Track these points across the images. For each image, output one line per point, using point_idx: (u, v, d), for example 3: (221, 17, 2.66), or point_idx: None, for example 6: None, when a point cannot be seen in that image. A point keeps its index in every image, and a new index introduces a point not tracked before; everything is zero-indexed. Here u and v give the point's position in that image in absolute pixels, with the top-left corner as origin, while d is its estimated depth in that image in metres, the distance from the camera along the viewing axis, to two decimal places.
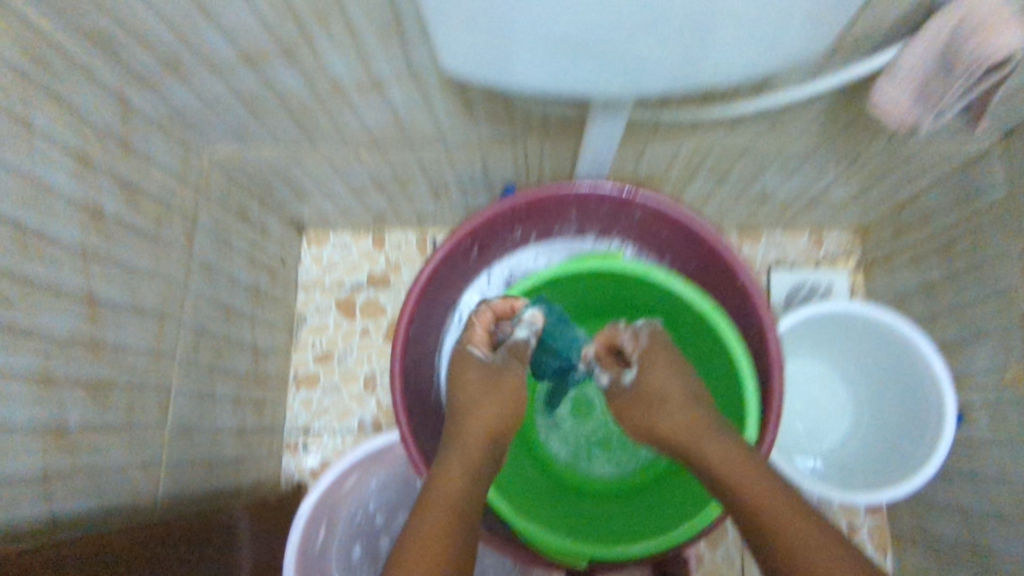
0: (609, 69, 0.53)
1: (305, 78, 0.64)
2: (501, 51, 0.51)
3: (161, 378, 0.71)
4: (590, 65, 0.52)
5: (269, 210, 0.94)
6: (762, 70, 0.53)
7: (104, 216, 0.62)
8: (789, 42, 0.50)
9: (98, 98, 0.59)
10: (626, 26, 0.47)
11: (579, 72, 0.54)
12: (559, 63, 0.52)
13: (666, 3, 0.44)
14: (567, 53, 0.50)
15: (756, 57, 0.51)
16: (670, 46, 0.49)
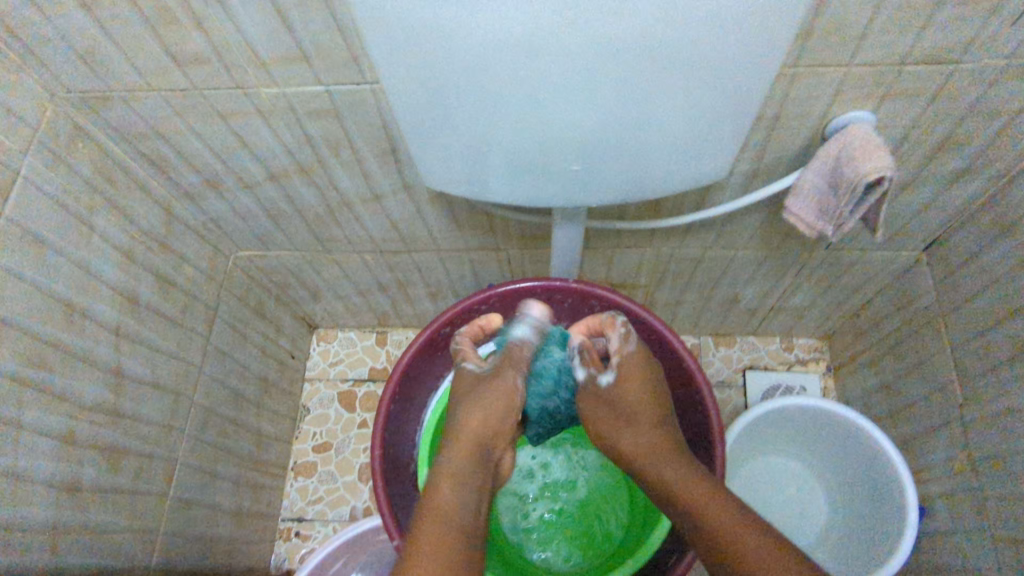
0: (558, 184, 0.63)
1: (319, 193, 0.76)
2: (467, 171, 0.63)
3: (169, 451, 0.79)
4: (541, 180, 0.63)
5: (284, 308, 1.05)
6: (686, 184, 0.64)
7: (138, 302, 0.73)
8: (701, 161, 0.61)
9: (146, 206, 0.73)
10: (558, 146, 0.57)
11: (535, 188, 0.64)
12: (516, 179, 0.63)
13: (583, 127, 0.55)
14: (524, 171, 0.61)
15: (677, 173, 0.62)
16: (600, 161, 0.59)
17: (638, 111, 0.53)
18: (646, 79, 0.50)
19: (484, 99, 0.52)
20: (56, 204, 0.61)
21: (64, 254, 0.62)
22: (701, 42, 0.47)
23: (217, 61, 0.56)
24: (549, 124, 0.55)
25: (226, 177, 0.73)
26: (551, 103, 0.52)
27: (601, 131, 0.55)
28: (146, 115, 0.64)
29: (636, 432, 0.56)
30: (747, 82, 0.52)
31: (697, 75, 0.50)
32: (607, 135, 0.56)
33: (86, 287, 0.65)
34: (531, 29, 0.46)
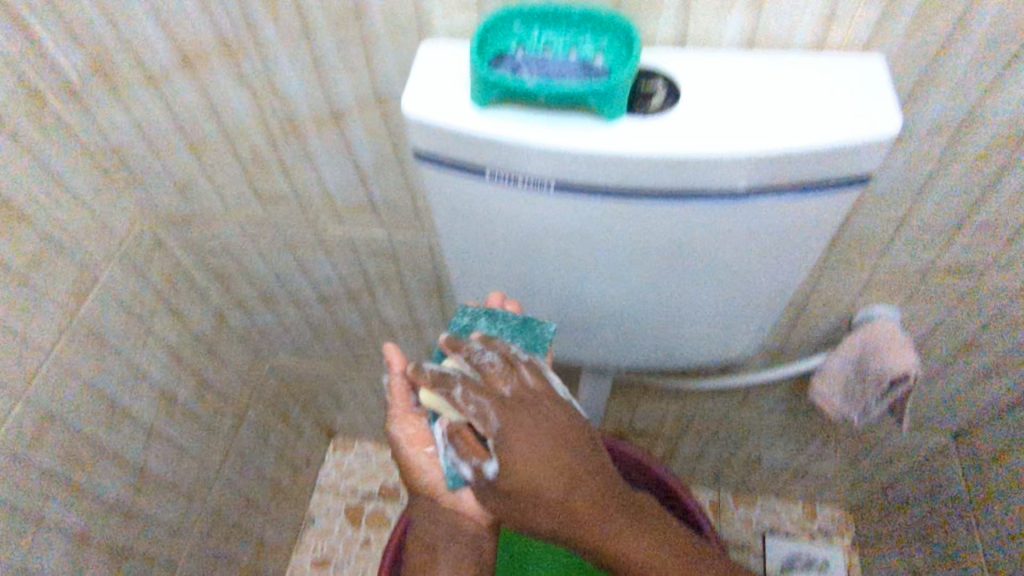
0: (600, 345, 0.62)
1: (364, 317, 0.80)
2: None
3: (174, 553, 0.79)
4: (584, 342, 0.62)
5: (308, 414, 1.07)
6: (728, 350, 0.62)
7: (175, 403, 0.76)
8: (743, 330, 0.59)
9: (201, 312, 0.78)
10: (604, 313, 0.57)
11: (575, 347, 0.63)
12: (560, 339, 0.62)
13: (633, 302, 0.55)
14: (563, 329, 0.61)
15: (719, 341, 0.61)
16: (646, 329, 0.58)
17: (681, 289, 0.52)
18: (687, 268, 0.49)
19: (531, 265, 0.53)
20: (123, 308, 0.66)
21: (120, 356, 0.66)
22: (747, 251, 0.46)
23: (295, 201, 0.62)
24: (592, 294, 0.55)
25: (280, 294, 0.78)
26: (591, 276, 0.52)
27: (640, 302, 0.54)
28: (221, 236, 0.70)
29: (542, 447, 0.48)
30: (797, 276, 0.51)
31: (739, 270, 0.49)
32: (646, 306, 0.55)
33: (132, 387, 0.69)
34: (576, 227, 0.46)
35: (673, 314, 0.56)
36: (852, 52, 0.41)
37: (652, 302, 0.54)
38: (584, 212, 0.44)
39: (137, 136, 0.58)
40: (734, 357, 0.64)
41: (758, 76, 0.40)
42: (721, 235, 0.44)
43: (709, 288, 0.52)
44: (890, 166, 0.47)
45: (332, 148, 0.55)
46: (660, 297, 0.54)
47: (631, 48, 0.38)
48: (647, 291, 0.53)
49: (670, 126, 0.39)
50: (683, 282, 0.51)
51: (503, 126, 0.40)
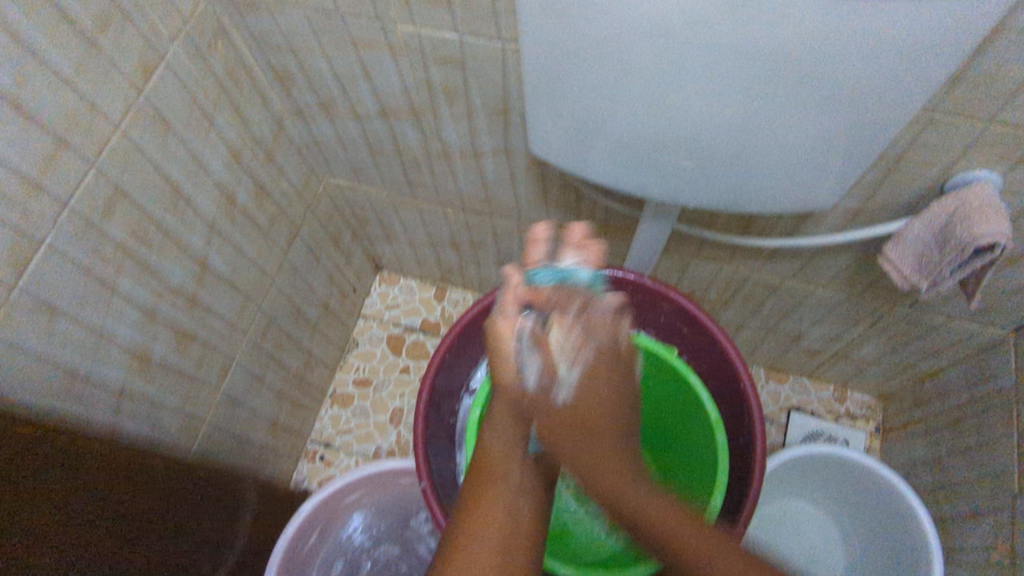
0: (668, 179, 0.60)
1: (422, 139, 0.78)
2: (580, 149, 0.61)
3: (231, 347, 0.84)
4: (652, 173, 0.60)
5: (358, 243, 1.09)
6: (799, 203, 0.60)
7: (235, 204, 0.77)
8: (822, 186, 0.57)
9: (262, 116, 0.77)
10: (683, 138, 0.54)
11: (642, 180, 0.61)
12: (626, 170, 0.60)
13: (716, 124, 0.52)
14: (631, 165, 0.59)
15: (793, 189, 0.58)
16: (720, 163, 0.56)
17: (773, 116, 0.50)
18: (789, 84, 0.47)
19: (618, 80, 0.51)
20: (187, 96, 0.65)
21: (184, 143, 0.66)
22: (857, 62, 0.45)
23: None
24: (680, 119, 0.52)
25: (340, 104, 0.76)
26: (683, 97, 0.51)
27: (723, 134, 0.53)
28: (285, 30, 0.67)
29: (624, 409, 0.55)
30: (903, 112, 0.49)
31: (845, 91, 0.47)
32: (727, 141, 0.54)
33: (196, 176, 0.69)
34: (692, 14, 0.44)
35: (753, 145, 0.54)
36: None
37: (741, 134, 0.53)
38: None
39: None
40: (805, 209, 0.61)
41: None
42: (843, 28, 0.43)
43: (805, 118, 0.50)
44: None
45: None
46: (751, 126, 0.52)
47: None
48: (738, 116, 0.51)
49: None
50: (781, 107, 0.50)
51: None
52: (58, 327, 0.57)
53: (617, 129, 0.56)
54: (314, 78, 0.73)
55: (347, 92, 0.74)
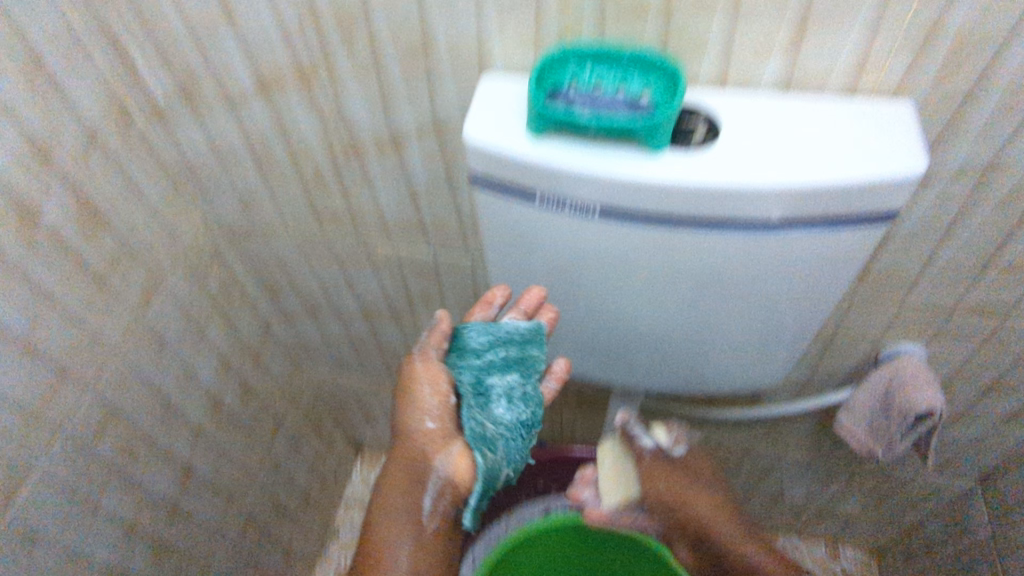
0: (631, 365, 0.65)
1: (403, 334, 0.84)
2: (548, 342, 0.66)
3: (209, 554, 0.81)
4: (616, 361, 0.65)
5: (339, 428, 1.10)
6: (755, 378, 0.65)
7: (222, 407, 0.79)
8: (772, 363, 0.63)
9: (252, 322, 0.82)
10: (638, 334, 0.60)
11: (607, 366, 0.66)
12: (592, 358, 0.66)
13: (663, 323, 0.58)
14: (597, 351, 0.65)
15: (747, 367, 0.63)
16: (675, 352, 0.61)
17: (713, 318, 0.56)
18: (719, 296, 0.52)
19: (573, 293, 0.57)
20: (183, 315, 0.71)
21: (178, 358, 0.71)
22: (780, 282, 0.50)
23: (351, 218, 0.67)
24: (632, 320, 0.58)
25: (325, 308, 0.83)
26: (631, 306, 0.56)
27: (672, 330, 0.58)
28: (277, 250, 0.75)
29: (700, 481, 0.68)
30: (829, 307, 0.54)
31: (770, 297, 0.52)
32: (676, 335, 0.59)
33: (187, 387, 0.73)
34: (620, 253, 0.50)
35: (700, 338, 0.59)
36: (882, 97, 0.44)
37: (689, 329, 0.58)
38: (629, 240, 0.48)
39: (210, 153, 0.64)
40: (762, 384, 0.66)
41: (784, 122, 0.44)
42: (755, 263, 0.48)
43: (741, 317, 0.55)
44: (918, 208, 0.50)
45: (388, 175, 0.60)
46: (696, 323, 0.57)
47: (671, 69, 0.41)
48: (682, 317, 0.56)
49: (707, 158, 0.42)
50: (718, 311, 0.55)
51: (555, 151, 0.44)
52: (36, 559, 0.56)
53: (578, 326, 0.62)
54: (302, 287, 0.80)
55: (333, 297, 0.80)
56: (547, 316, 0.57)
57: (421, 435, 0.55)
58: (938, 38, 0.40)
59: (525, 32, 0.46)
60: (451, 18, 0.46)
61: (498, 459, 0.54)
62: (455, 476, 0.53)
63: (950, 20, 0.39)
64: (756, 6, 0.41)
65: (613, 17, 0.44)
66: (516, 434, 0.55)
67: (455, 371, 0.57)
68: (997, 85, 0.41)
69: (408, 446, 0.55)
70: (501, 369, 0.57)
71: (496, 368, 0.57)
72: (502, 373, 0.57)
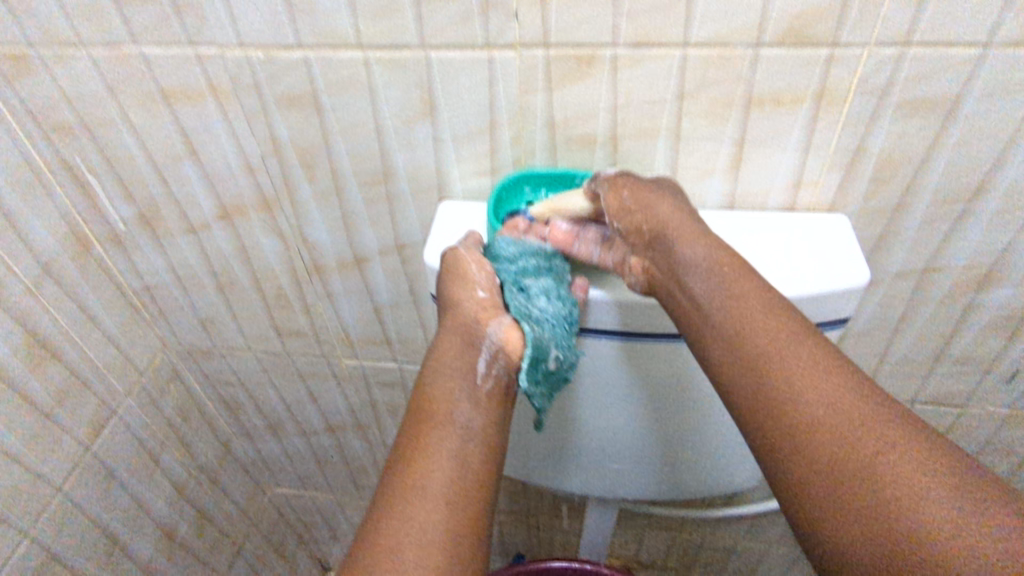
0: (613, 486, 0.62)
1: (370, 445, 0.81)
2: (521, 468, 0.63)
3: None
4: (596, 483, 0.62)
5: (304, 548, 1.04)
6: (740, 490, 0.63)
7: (174, 538, 0.74)
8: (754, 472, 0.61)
9: (210, 442, 0.79)
10: (618, 452, 0.57)
11: (588, 489, 0.63)
12: (569, 482, 0.62)
13: (645, 439, 0.55)
14: (577, 474, 0.61)
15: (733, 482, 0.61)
16: (659, 471, 0.59)
17: (692, 431, 0.54)
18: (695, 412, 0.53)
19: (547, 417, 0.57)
20: (135, 441, 0.67)
21: (127, 489, 0.66)
22: None
23: (313, 333, 0.66)
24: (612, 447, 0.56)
25: (288, 423, 0.80)
26: (608, 423, 0.54)
27: (656, 445, 0.56)
28: (237, 367, 0.73)
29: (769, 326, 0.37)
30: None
31: None
32: (659, 451, 0.57)
33: (135, 520, 0.68)
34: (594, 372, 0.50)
35: (683, 453, 0.57)
36: (820, 211, 0.47)
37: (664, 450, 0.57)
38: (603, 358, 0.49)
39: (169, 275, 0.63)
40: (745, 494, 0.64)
41: (731, 237, 0.46)
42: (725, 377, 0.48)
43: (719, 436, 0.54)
44: (867, 305, 0.52)
45: (352, 291, 0.60)
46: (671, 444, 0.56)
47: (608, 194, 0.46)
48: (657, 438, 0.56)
49: None
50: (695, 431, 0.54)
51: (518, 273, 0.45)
52: None
53: (551, 450, 0.59)
54: (264, 403, 0.78)
55: (296, 411, 0.78)
56: (553, 235, 0.45)
57: (470, 311, 0.44)
58: (863, 156, 0.44)
59: (482, 157, 0.48)
60: (411, 145, 0.48)
61: (547, 338, 0.43)
62: (508, 347, 0.43)
63: (872, 142, 0.43)
64: (697, 133, 0.44)
65: (565, 144, 0.47)
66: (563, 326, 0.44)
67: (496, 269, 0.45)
68: (923, 196, 0.45)
69: (456, 321, 0.44)
70: (538, 266, 0.45)
71: (527, 275, 0.45)
72: (539, 270, 0.45)
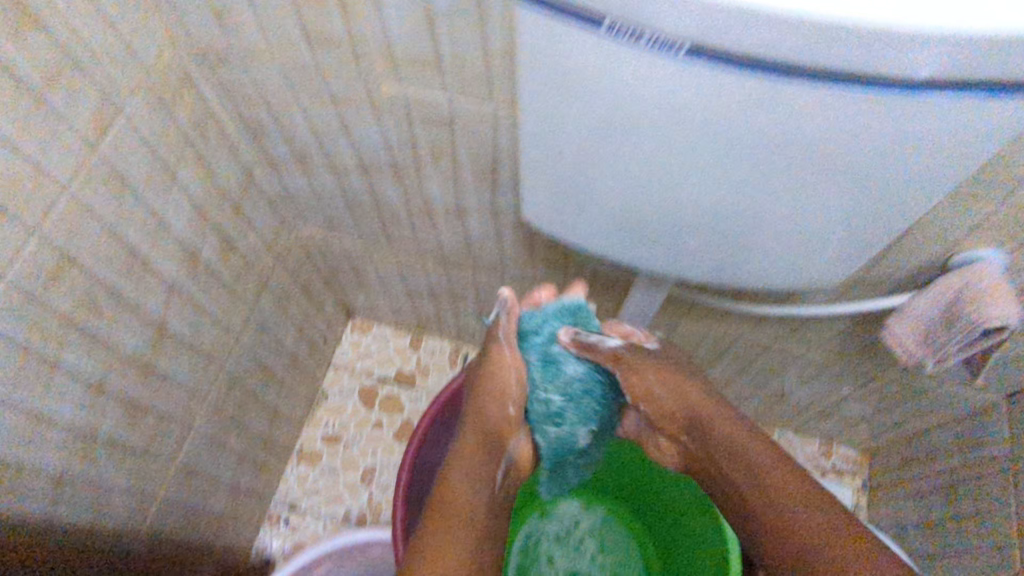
0: (660, 251, 0.57)
1: (404, 194, 0.74)
2: (569, 216, 0.57)
3: (190, 414, 0.76)
4: (645, 246, 0.57)
5: (329, 291, 1.04)
6: (794, 282, 0.58)
7: (199, 261, 0.71)
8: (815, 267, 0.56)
9: (230, 167, 0.72)
10: (682, 215, 0.51)
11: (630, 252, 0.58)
12: (615, 239, 0.57)
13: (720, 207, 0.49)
14: (630, 234, 0.56)
15: (792, 267, 0.56)
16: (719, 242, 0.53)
17: (773, 206, 0.47)
18: (801, 171, 0.43)
19: (609, 154, 0.47)
20: (147, 151, 0.60)
21: (143, 204, 0.61)
22: (872, 164, 0.41)
23: (348, 45, 0.54)
24: (677, 208, 0.50)
25: (316, 157, 0.72)
26: (685, 179, 0.47)
27: (727, 215, 0.50)
28: (258, 80, 0.63)
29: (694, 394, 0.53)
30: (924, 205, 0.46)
31: (851, 187, 0.44)
32: (727, 221, 0.50)
33: (157, 237, 0.64)
34: (696, 99, 0.40)
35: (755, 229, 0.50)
36: None
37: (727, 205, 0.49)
38: (724, 86, 0.38)
39: None
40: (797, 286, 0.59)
41: None
42: (864, 126, 0.38)
43: (813, 204, 0.46)
44: None
45: None
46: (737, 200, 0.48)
47: None
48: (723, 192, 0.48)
49: None
50: (782, 193, 0.46)
51: None
52: None
53: (608, 201, 0.53)
54: (289, 130, 0.69)
55: (325, 145, 0.69)
56: None
57: (496, 421, 0.54)
58: None
59: None
60: None
61: (572, 423, 0.57)
62: (522, 456, 0.56)
63: None
64: None
65: None
66: (586, 401, 0.57)
67: (525, 349, 0.59)
68: None
69: (484, 396, 0.55)
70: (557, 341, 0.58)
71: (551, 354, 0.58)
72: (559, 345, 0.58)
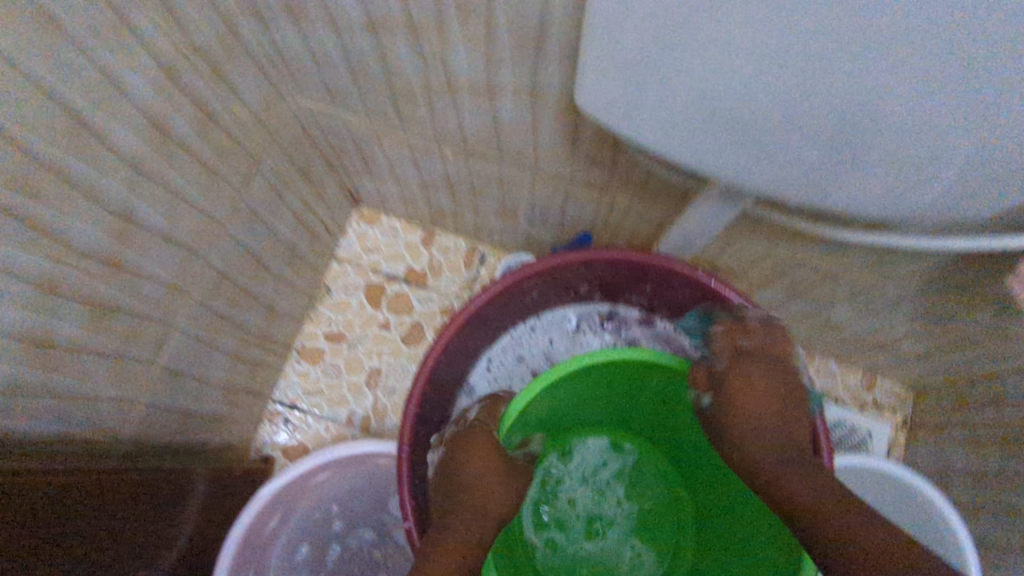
0: (747, 150, 0.47)
1: (422, 64, 0.59)
2: (640, 101, 0.46)
3: (172, 312, 0.67)
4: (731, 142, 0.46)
5: (331, 174, 0.91)
6: (898, 203, 0.48)
7: (171, 136, 0.58)
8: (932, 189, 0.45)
9: (204, 15, 0.57)
10: (791, 100, 0.41)
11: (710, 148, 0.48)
12: (693, 132, 0.47)
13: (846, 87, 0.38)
14: (716, 124, 0.45)
15: (904, 184, 0.45)
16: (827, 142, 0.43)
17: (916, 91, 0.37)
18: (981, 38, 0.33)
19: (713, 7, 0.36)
20: None
21: (90, 57, 0.47)
22: None
23: None
24: (790, 89, 0.40)
25: (312, 8, 0.57)
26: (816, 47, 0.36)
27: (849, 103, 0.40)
28: None
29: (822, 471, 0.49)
30: None
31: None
32: (847, 112, 0.40)
33: (114, 103, 0.50)
34: None
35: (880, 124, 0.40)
36: None
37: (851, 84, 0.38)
38: None
39: None
40: (899, 211, 0.49)
41: None
42: None
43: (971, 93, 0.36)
44: None
45: None
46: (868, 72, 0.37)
47: None
48: (851, 61, 0.36)
49: None
50: (938, 63, 0.35)
51: None
52: None
53: (699, 80, 0.42)
54: None
55: None
56: None
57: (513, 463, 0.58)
58: None
59: None
60: None
61: None
62: None
63: None
64: None
65: None
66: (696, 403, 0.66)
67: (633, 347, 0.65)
68: None
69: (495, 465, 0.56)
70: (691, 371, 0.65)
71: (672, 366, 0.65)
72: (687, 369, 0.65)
